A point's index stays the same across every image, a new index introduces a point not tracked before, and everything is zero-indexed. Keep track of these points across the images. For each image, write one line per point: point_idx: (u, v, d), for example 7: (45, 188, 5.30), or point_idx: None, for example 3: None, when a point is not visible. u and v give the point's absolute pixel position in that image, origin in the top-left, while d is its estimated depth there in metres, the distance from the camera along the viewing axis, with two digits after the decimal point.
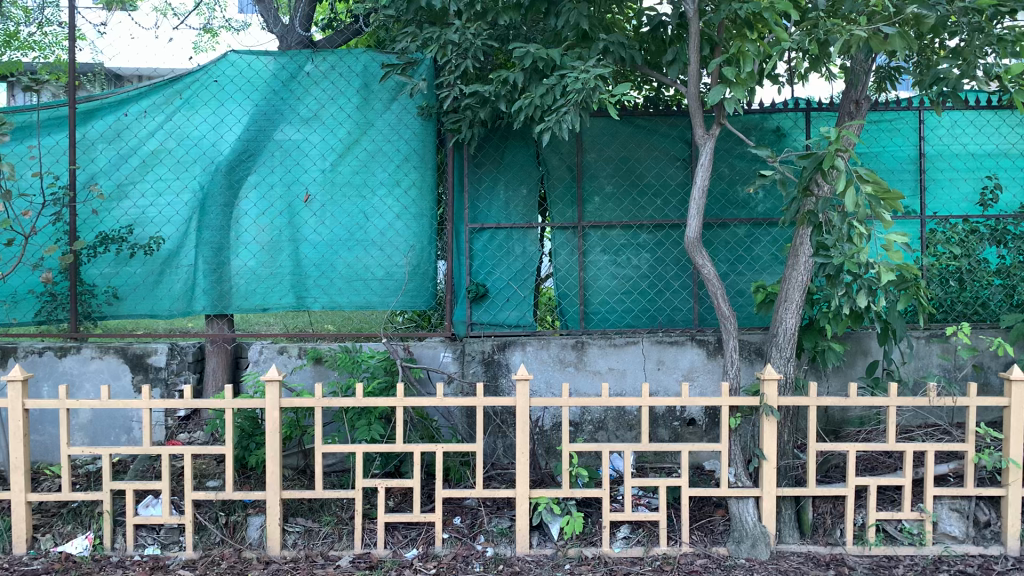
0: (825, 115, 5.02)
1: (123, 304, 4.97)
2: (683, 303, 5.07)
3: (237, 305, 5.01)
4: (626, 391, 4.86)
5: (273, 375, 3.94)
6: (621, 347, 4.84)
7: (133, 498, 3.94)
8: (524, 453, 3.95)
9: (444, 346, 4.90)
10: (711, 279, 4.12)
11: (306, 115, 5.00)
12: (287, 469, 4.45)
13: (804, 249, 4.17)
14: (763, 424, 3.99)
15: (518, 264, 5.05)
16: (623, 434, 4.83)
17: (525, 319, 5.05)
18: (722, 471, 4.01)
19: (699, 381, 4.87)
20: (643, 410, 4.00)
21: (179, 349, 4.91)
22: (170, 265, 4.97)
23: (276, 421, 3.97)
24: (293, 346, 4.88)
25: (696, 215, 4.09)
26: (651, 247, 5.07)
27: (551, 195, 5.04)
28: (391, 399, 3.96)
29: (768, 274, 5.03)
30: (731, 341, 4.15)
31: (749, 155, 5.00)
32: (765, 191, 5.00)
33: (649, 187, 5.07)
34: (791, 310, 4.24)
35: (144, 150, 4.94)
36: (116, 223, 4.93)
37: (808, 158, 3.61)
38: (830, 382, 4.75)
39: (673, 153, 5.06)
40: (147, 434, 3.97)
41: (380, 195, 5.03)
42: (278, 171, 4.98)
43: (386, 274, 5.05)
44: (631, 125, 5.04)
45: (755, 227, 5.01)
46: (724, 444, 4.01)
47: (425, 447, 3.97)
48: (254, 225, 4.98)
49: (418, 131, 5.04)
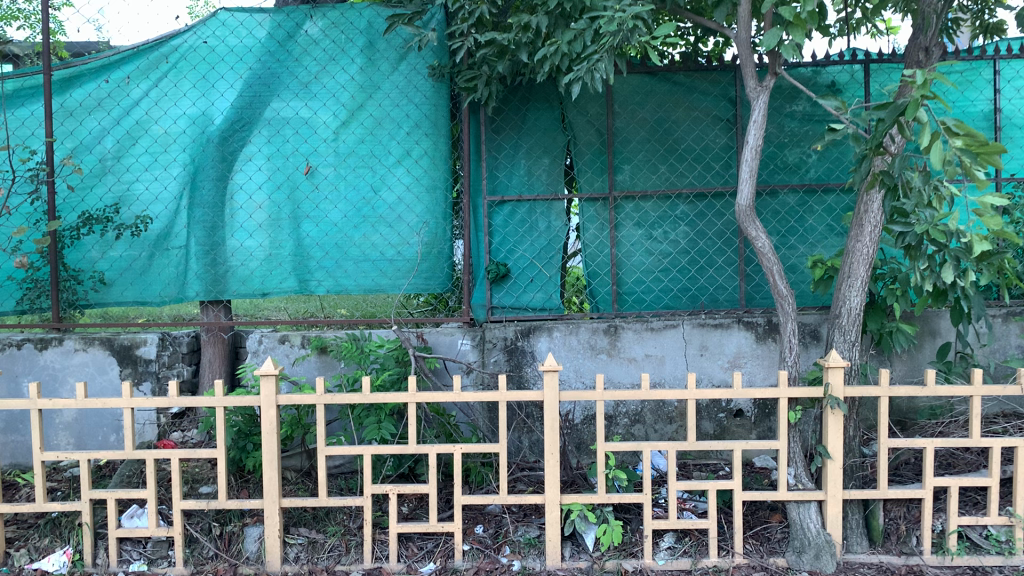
0: (887, 68, 4.46)
1: (111, 290, 4.53)
2: (728, 281, 4.56)
3: (234, 290, 4.55)
4: (666, 380, 4.36)
5: (270, 369, 3.48)
6: (659, 331, 4.35)
7: (114, 508, 3.51)
8: (554, 454, 3.47)
9: (461, 333, 4.39)
10: (767, 253, 3.60)
11: (305, 79, 4.51)
12: (289, 471, 4.01)
13: (870, 218, 3.68)
14: (825, 418, 3.51)
15: (543, 241, 4.55)
16: (663, 428, 4.35)
17: (551, 301, 4.55)
18: (780, 472, 3.52)
19: (747, 368, 4.37)
20: (690, 404, 3.50)
21: (172, 339, 4.47)
22: (161, 247, 4.52)
23: (274, 421, 3.52)
24: (296, 334, 4.40)
25: (748, 181, 3.57)
26: (691, 220, 4.55)
27: (578, 163, 4.53)
28: (404, 395, 3.49)
29: (824, 248, 4.50)
30: (789, 324, 3.64)
31: (800, 114, 4.47)
32: (819, 155, 4.47)
33: (688, 152, 4.53)
34: (856, 287, 3.73)
35: (129, 120, 4.47)
36: (100, 201, 4.47)
37: (886, 107, 3.04)
38: (896, 367, 4.23)
39: (716, 113, 4.52)
40: (130, 437, 3.53)
41: (389, 165, 4.55)
42: (277, 141, 4.50)
43: (397, 253, 4.57)
44: (668, 82, 4.51)
45: (809, 195, 4.48)
46: (783, 441, 3.51)
47: (442, 449, 3.49)
48: (251, 201, 4.51)
49: (430, 94, 4.54)
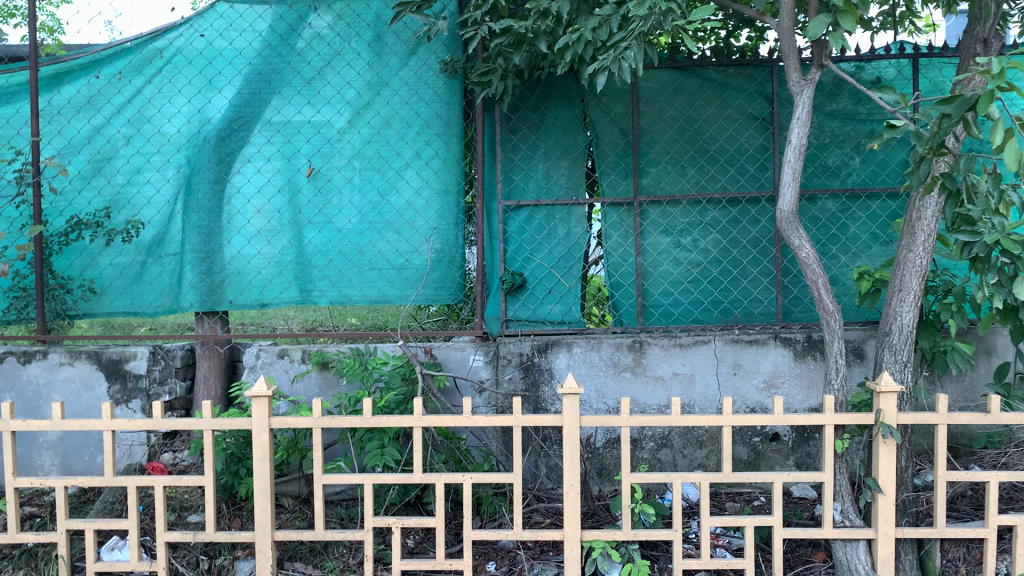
0: (938, 62, 4.08)
1: (101, 300, 4.25)
2: (764, 294, 4.20)
3: (231, 300, 4.25)
4: (696, 402, 4.03)
5: (262, 390, 3.18)
6: (688, 348, 4.01)
7: (93, 539, 3.21)
8: (574, 485, 3.14)
9: (473, 348, 4.06)
10: (812, 264, 3.26)
11: (309, 75, 4.21)
12: (285, 497, 3.71)
13: (923, 225, 3.34)
14: (876, 449, 3.15)
15: (562, 249, 4.22)
16: (692, 453, 4.01)
17: (571, 314, 4.21)
18: (824, 508, 3.18)
19: (785, 388, 4.02)
20: (725, 431, 3.17)
21: (164, 353, 4.18)
22: (154, 254, 4.23)
23: (267, 446, 3.21)
24: (296, 349, 4.07)
25: (791, 184, 3.24)
26: (723, 226, 4.20)
27: (601, 165, 4.19)
28: (409, 419, 3.17)
29: (869, 258, 4.14)
30: (835, 342, 3.29)
31: (842, 113, 4.12)
32: (863, 157, 4.12)
33: (721, 153, 4.19)
34: (908, 302, 3.38)
35: (120, 119, 4.19)
36: (89, 205, 4.19)
37: (952, 102, 2.66)
38: (949, 389, 3.86)
39: (751, 111, 4.18)
40: (110, 462, 3.22)
41: (397, 168, 4.25)
42: (277, 141, 4.21)
43: (405, 261, 4.26)
44: (699, 78, 4.17)
45: (852, 200, 4.13)
46: (829, 474, 3.15)
47: (450, 478, 3.16)
48: (249, 205, 4.21)
49: (441, 90, 4.24)
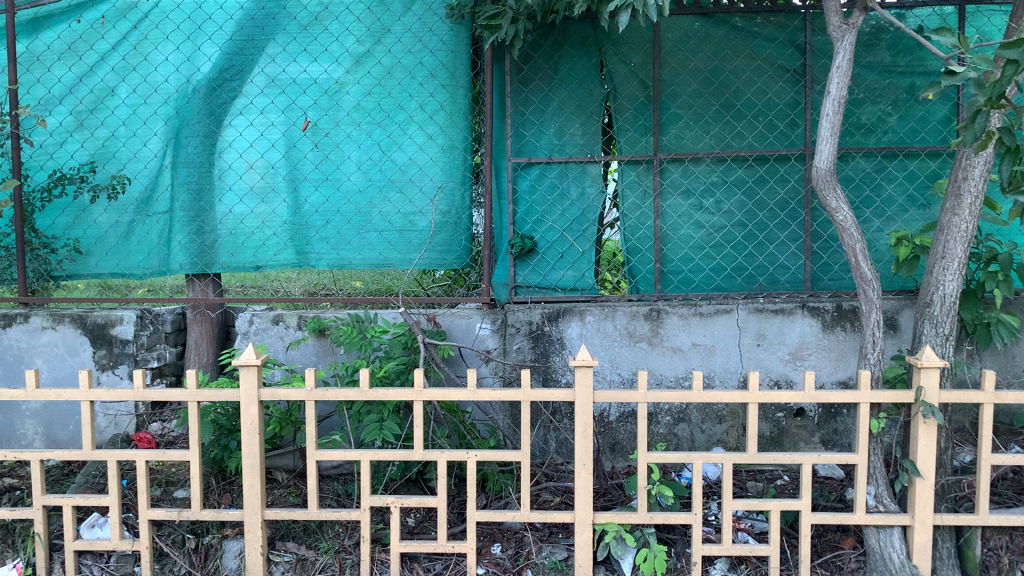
0: (986, 10, 3.76)
1: (87, 261, 4.02)
2: (791, 260, 3.92)
3: (223, 262, 4.00)
4: (717, 374, 3.78)
5: (251, 359, 2.95)
6: (709, 317, 3.75)
7: (72, 516, 3.01)
8: (586, 465, 2.90)
9: (480, 316, 3.84)
10: (849, 228, 2.99)
11: (305, 21, 3.92)
12: (279, 471, 3.51)
13: (969, 185, 3.05)
14: (915, 430, 2.90)
15: (575, 211, 3.95)
16: (711, 428, 3.77)
17: (584, 281, 3.95)
18: (856, 492, 2.94)
19: (812, 361, 3.76)
20: (750, 409, 2.93)
21: (153, 317, 3.93)
22: (141, 212, 3.98)
23: (256, 420, 2.98)
24: (292, 315, 3.83)
25: (829, 140, 2.96)
26: (749, 187, 3.91)
27: (619, 120, 3.91)
28: (409, 391, 2.93)
29: (905, 222, 3.85)
30: (873, 313, 3.03)
31: (880, 66, 3.82)
32: (901, 113, 3.82)
33: (748, 108, 3.89)
34: (951, 271, 3.10)
35: (104, 67, 3.91)
36: (73, 159, 3.94)
37: (1019, 48, 2.28)
38: (990, 364, 3.60)
39: (781, 62, 3.87)
40: (90, 435, 3.01)
41: (400, 122, 3.97)
42: (271, 92, 3.93)
43: (408, 223, 4.00)
44: (726, 26, 3.86)
45: (888, 159, 3.84)
46: (863, 456, 2.91)
47: (453, 455, 2.93)
48: (242, 161, 3.95)
49: (447, 38, 3.95)
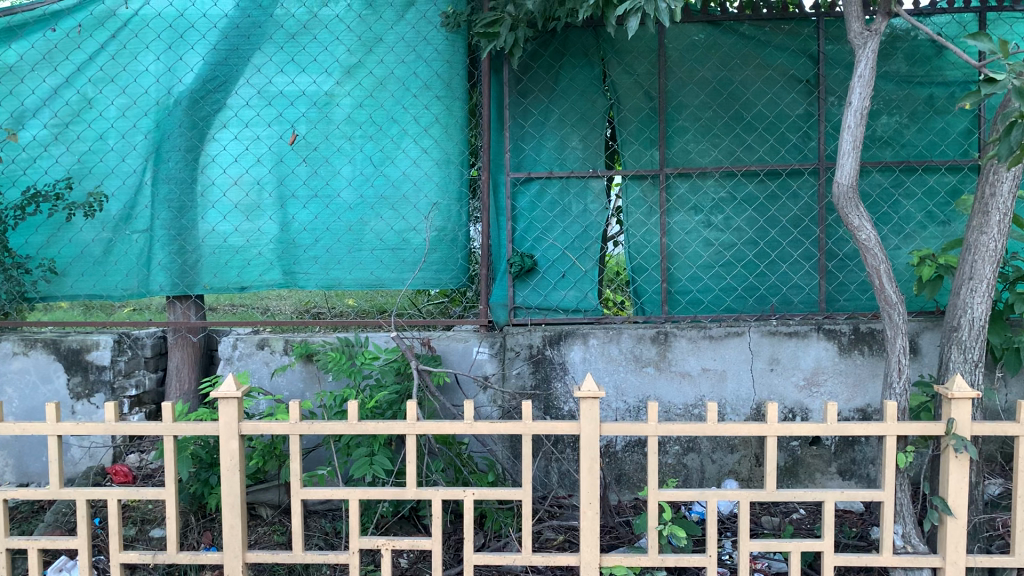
0: (1008, 18, 3.57)
1: (63, 282, 3.79)
2: (805, 280, 3.72)
3: (206, 283, 3.79)
4: (728, 401, 3.58)
5: (231, 391, 2.73)
6: (719, 340, 3.56)
7: (38, 560, 2.76)
8: (593, 504, 2.69)
9: (478, 339, 3.63)
10: (873, 248, 2.79)
11: (293, 29, 3.73)
12: (263, 507, 3.30)
13: (998, 201, 2.86)
14: (945, 464, 2.69)
15: (577, 228, 3.76)
16: (722, 458, 3.56)
17: (587, 301, 3.75)
18: (883, 531, 2.71)
19: (828, 387, 3.56)
20: (769, 442, 2.72)
21: (131, 341, 3.74)
22: (120, 231, 3.77)
23: (236, 455, 2.76)
24: (277, 338, 3.63)
25: (851, 153, 2.77)
26: (760, 204, 3.72)
27: (622, 133, 3.72)
28: (401, 425, 2.71)
29: (924, 240, 3.65)
30: (899, 339, 2.83)
31: (897, 76, 3.63)
32: (919, 126, 3.64)
33: (759, 120, 3.70)
34: (980, 293, 2.89)
35: (80, 79, 3.71)
36: (48, 175, 3.74)
37: None
38: (1018, 390, 3.40)
39: (794, 72, 3.68)
40: (57, 472, 2.78)
41: (394, 135, 3.77)
42: (258, 104, 3.73)
43: (401, 241, 3.80)
44: (735, 34, 3.68)
45: (906, 173, 3.65)
46: (890, 492, 2.69)
47: (448, 493, 2.71)
48: (226, 176, 3.75)
49: (443, 48, 3.77)
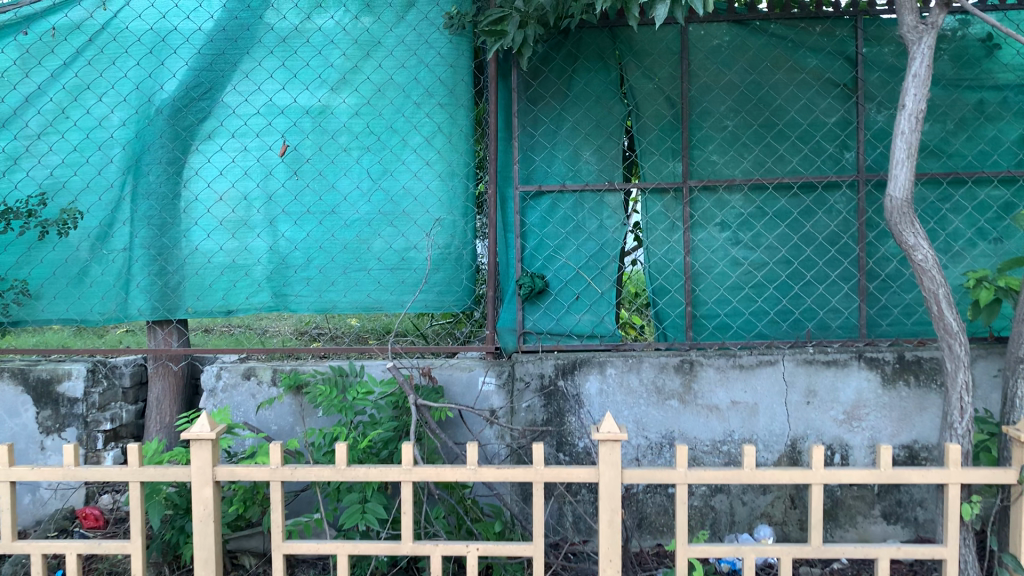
0: None
1: (35, 306, 3.48)
2: (843, 302, 3.39)
3: (189, 306, 3.48)
4: (760, 437, 3.24)
5: (204, 432, 2.41)
6: (750, 370, 3.23)
7: None
8: (615, 562, 2.36)
9: (483, 369, 3.29)
10: (930, 270, 2.47)
11: (284, 32, 3.44)
12: (246, 556, 3.01)
13: None
14: (1018, 517, 2.34)
15: (592, 245, 3.44)
16: (754, 500, 3.23)
17: (603, 326, 3.43)
18: None
19: (871, 421, 3.22)
20: (813, 491, 2.39)
21: (107, 369, 3.46)
22: (97, 250, 3.46)
23: (210, 505, 2.44)
24: (265, 368, 3.32)
25: (905, 163, 2.46)
26: (793, 219, 3.40)
27: (641, 142, 3.41)
28: (394, 472, 2.39)
29: (974, 259, 3.32)
30: (960, 373, 2.49)
31: (943, 79, 3.31)
32: (968, 134, 3.31)
33: (791, 128, 3.39)
34: None
35: (54, 86, 3.43)
36: (19, 190, 3.44)
37: None
38: None
39: (830, 75, 3.37)
40: (10, 523, 2.46)
41: (393, 146, 3.48)
42: (245, 113, 3.44)
43: (401, 260, 3.49)
44: (765, 34, 3.37)
45: (955, 186, 3.32)
46: (955, 550, 2.34)
47: (449, 551, 2.38)
48: (211, 191, 3.45)
49: (446, 51, 3.48)
